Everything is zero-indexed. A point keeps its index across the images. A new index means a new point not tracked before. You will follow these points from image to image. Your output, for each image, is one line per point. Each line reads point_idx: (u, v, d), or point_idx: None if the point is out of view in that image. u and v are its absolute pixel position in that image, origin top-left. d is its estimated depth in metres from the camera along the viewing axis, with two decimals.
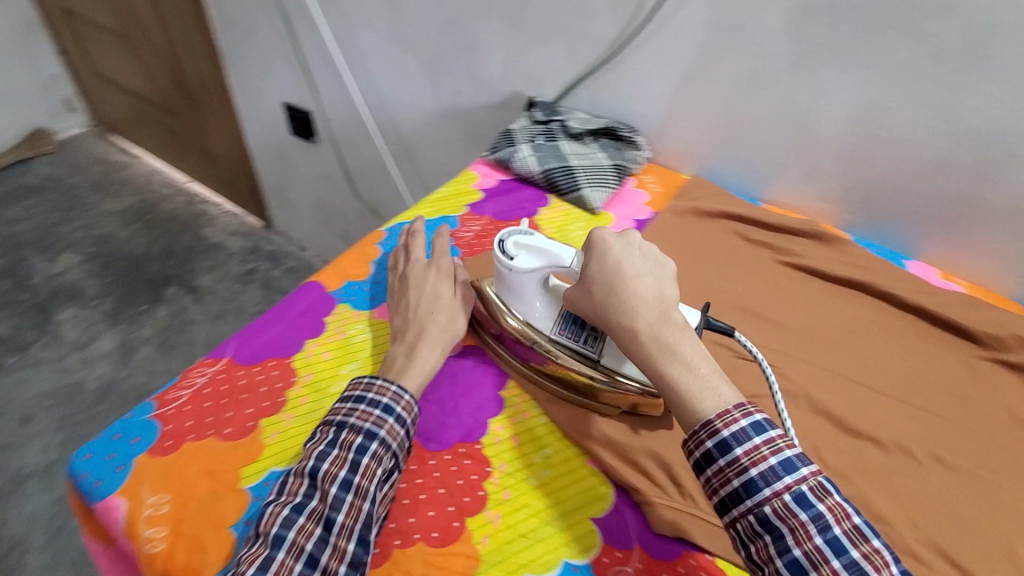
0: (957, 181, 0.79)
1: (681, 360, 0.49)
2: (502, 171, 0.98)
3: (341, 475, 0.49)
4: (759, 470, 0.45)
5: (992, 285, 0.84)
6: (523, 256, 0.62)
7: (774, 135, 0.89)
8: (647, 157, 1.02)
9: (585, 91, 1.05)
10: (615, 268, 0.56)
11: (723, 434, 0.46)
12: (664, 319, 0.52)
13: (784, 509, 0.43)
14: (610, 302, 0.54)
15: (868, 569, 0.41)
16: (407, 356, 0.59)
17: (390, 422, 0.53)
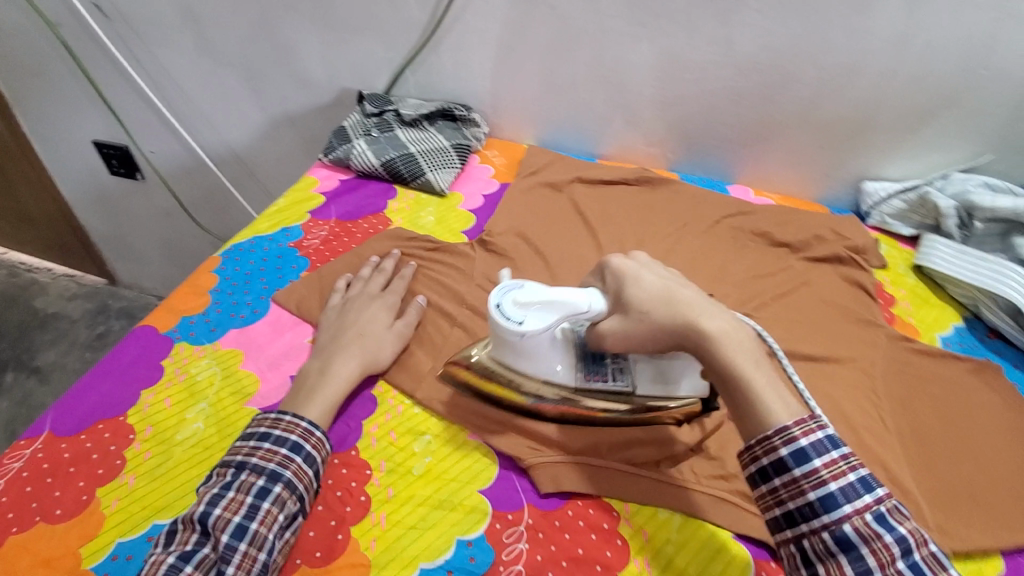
0: (751, 107, 0.88)
1: (755, 363, 0.48)
2: (342, 170, 0.94)
3: (234, 518, 0.46)
4: (807, 440, 0.45)
5: (797, 193, 0.95)
6: (532, 313, 0.53)
7: (593, 92, 0.95)
8: (486, 133, 1.03)
9: (412, 76, 1.04)
10: (666, 288, 0.51)
11: (802, 443, 0.45)
12: (728, 317, 0.50)
13: (866, 530, 0.42)
14: (676, 321, 0.49)
15: (910, 544, 0.42)
16: (322, 372, 0.57)
17: (268, 446, 0.50)
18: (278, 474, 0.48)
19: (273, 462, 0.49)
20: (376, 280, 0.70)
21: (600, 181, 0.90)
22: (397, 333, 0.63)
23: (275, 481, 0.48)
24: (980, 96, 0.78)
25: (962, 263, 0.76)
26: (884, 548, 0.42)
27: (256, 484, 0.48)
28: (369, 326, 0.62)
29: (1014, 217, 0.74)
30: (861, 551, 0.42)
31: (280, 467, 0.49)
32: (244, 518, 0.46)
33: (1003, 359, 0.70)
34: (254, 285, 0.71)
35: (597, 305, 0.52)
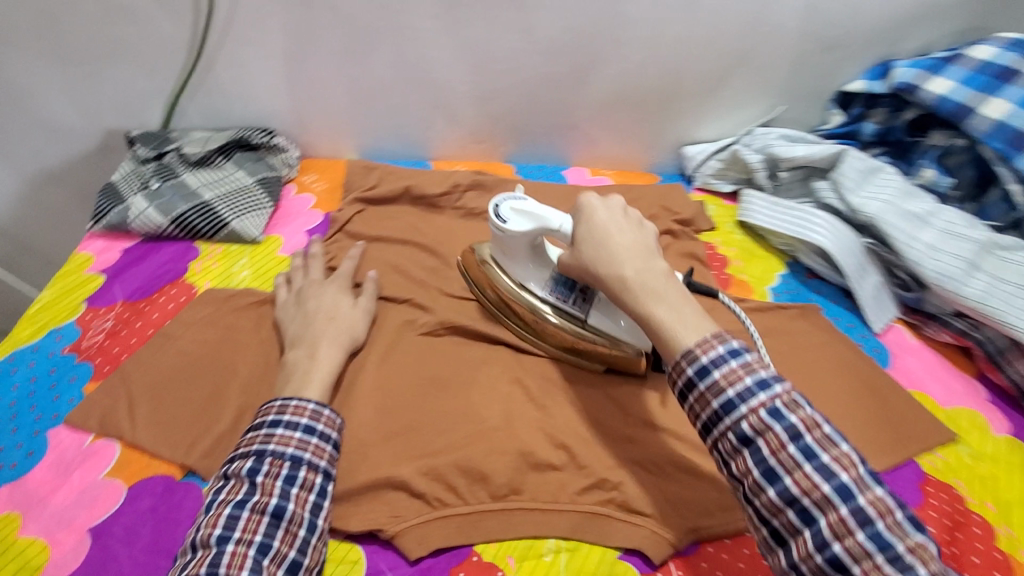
0: (566, 89, 0.86)
1: (664, 300, 0.49)
2: (124, 236, 0.78)
3: (282, 470, 0.49)
4: (736, 391, 0.43)
5: (628, 166, 0.96)
6: (514, 221, 0.62)
7: (405, 95, 0.87)
8: (298, 156, 0.91)
9: (192, 105, 0.88)
10: (604, 229, 0.55)
11: (703, 360, 0.44)
12: (649, 263, 0.52)
13: (760, 424, 0.42)
14: (596, 261, 0.53)
15: (836, 471, 0.40)
16: (312, 357, 0.59)
17: (290, 414, 0.52)
18: (314, 461, 0.50)
19: (312, 451, 0.51)
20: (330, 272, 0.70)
21: (429, 201, 0.83)
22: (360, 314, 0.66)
23: (314, 467, 0.50)
24: (765, 51, 0.82)
25: (779, 216, 0.80)
26: (805, 476, 0.40)
27: (288, 450, 0.50)
28: (337, 312, 0.64)
29: (809, 163, 0.79)
30: (784, 481, 0.40)
31: (312, 421, 0.52)
32: (279, 500, 0.47)
33: (823, 297, 0.75)
34: (23, 421, 0.58)
35: (567, 227, 0.58)
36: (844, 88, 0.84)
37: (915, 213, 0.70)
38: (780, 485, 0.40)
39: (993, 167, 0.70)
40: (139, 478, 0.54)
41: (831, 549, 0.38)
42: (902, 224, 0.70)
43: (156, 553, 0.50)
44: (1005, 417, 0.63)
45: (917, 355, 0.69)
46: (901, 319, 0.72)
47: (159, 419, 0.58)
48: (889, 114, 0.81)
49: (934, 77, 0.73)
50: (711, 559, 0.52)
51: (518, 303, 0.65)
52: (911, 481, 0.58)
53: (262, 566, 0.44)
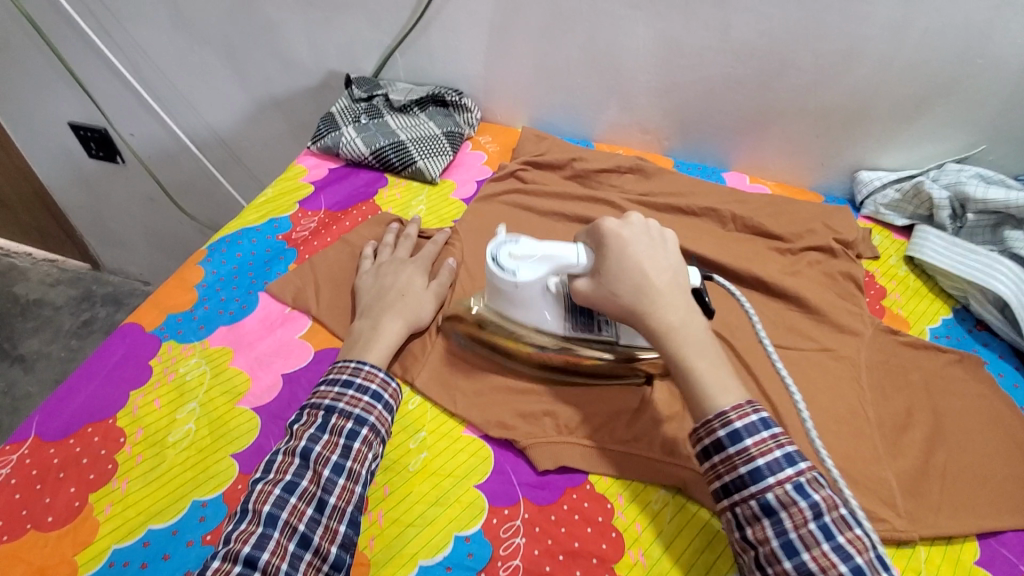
0: (746, 93, 0.87)
1: (704, 354, 0.49)
2: (331, 158, 0.92)
3: (317, 419, 0.51)
4: (764, 459, 0.45)
5: (792, 180, 0.95)
6: (524, 266, 0.56)
7: (587, 77, 0.93)
8: (479, 119, 1.01)
9: (402, 59, 1.01)
10: (638, 263, 0.52)
11: (736, 425, 0.46)
12: (689, 309, 0.51)
13: (785, 496, 0.43)
14: (640, 302, 0.51)
15: (852, 552, 0.42)
16: (374, 328, 0.60)
17: (323, 387, 0.54)
18: (347, 408, 0.52)
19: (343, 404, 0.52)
20: (404, 246, 0.73)
21: (590, 175, 0.90)
22: (432, 293, 0.66)
23: (346, 414, 0.51)
24: (978, 86, 0.78)
25: (953, 255, 0.75)
26: (825, 555, 0.42)
27: (316, 418, 0.51)
28: (408, 287, 0.65)
29: (1005, 209, 0.74)
30: (803, 556, 0.42)
31: (336, 398, 0.52)
32: (309, 442, 0.49)
33: (988, 349, 0.70)
34: (242, 281, 0.71)
35: (582, 259, 0.54)
36: None
37: None
38: (798, 559, 0.42)
39: None
40: (324, 345, 0.64)
41: None
42: None
43: None
44: None
45: None
46: None
47: (341, 303, 0.68)
48: None
49: None
50: None
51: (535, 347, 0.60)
52: None
53: (287, 503, 0.46)
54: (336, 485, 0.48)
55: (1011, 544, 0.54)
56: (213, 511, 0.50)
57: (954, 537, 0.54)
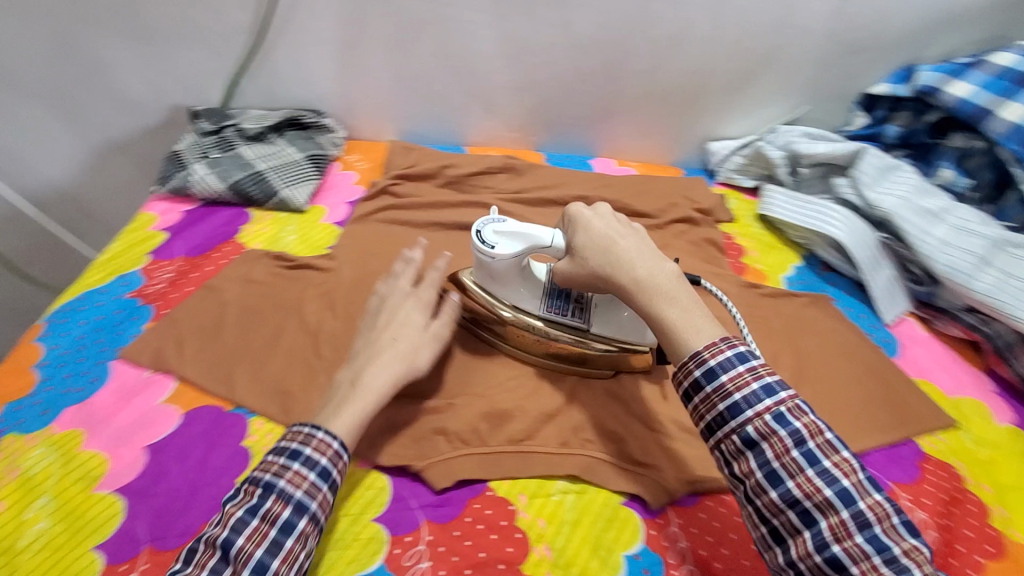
0: (598, 83, 0.91)
1: (675, 302, 0.48)
2: (184, 200, 0.86)
3: (251, 500, 0.46)
4: (742, 394, 0.44)
5: (654, 159, 1.00)
6: (502, 242, 0.57)
7: (445, 83, 0.93)
8: (344, 137, 0.98)
9: (251, 86, 0.96)
10: (605, 235, 0.53)
11: (711, 363, 0.45)
12: (658, 264, 0.50)
13: (765, 428, 0.43)
14: (606, 265, 0.51)
15: (838, 475, 0.41)
16: (352, 382, 0.54)
17: (270, 458, 0.48)
18: (288, 489, 0.46)
19: (272, 490, 0.46)
20: (407, 273, 0.65)
21: (463, 180, 0.90)
22: (432, 334, 0.61)
23: (284, 498, 0.46)
24: (792, 54, 0.86)
25: (795, 208, 0.82)
26: (808, 479, 0.41)
27: (251, 498, 0.46)
28: (402, 328, 0.59)
29: (829, 160, 0.82)
30: (788, 484, 0.42)
31: (277, 475, 0.47)
32: (231, 533, 0.44)
33: (836, 288, 0.78)
34: (90, 351, 0.64)
35: (559, 241, 0.55)
36: (868, 90, 0.86)
37: (930, 210, 0.73)
38: (783, 487, 0.42)
39: (1009, 168, 0.73)
40: (192, 406, 0.60)
41: (830, 548, 0.40)
42: (918, 221, 0.72)
43: (202, 469, 0.54)
44: (1010, 409, 0.65)
45: (925, 347, 0.71)
46: (913, 313, 0.75)
47: (209, 356, 0.64)
48: (913, 117, 0.84)
49: (956, 81, 0.77)
50: (710, 511, 0.54)
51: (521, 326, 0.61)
52: (910, 458, 0.60)
53: None
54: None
55: (870, 462, 0.59)
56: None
57: None
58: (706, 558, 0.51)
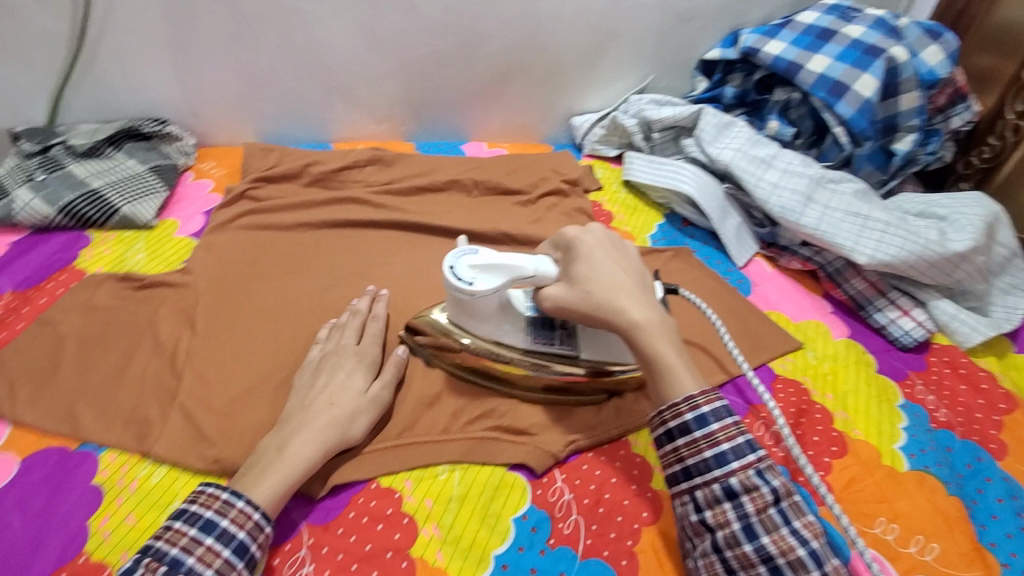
0: (455, 67, 0.91)
1: (674, 343, 0.49)
2: (8, 230, 0.76)
3: (156, 575, 0.40)
4: (729, 445, 0.45)
5: (524, 138, 1.02)
6: (482, 277, 0.51)
7: (299, 79, 0.89)
8: (195, 145, 0.91)
9: (78, 98, 0.87)
10: (604, 267, 0.51)
11: (704, 410, 0.46)
12: (654, 304, 0.50)
13: (747, 481, 0.44)
14: (609, 300, 0.49)
15: (808, 536, 0.43)
16: (279, 448, 0.49)
17: (178, 525, 0.43)
18: (229, 531, 0.43)
19: (198, 555, 0.41)
20: (353, 326, 0.61)
21: (330, 176, 0.87)
22: (373, 399, 0.55)
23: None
24: (632, 27, 0.91)
25: (651, 170, 0.87)
26: (781, 537, 0.42)
27: (154, 574, 0.40)
28: (339, 393, 0.53)
29: (676, 123, 0.88)
30: (763, 540, 0.42)
31: (186, 548, 0.42)
32: None
33: (694, 240, 0.83)
34: None
35: (544, 269, 0.51)
36: (704, 57, 0.96)
37: (759, 157, 0.80)
38: (758, 542, 0.42)
39: (822, 114, 0.85)
40: (31, 451, 0.54)
41: None
42: (751, 168, 0.80)
43: (48, 516, 0.50)
44: (844, 326, 0.74)
45: (772, 281, 0.79)
46: (760, 253, 0.82)
47: (44, 397, 0.57)
48: (744, 78, 0.93)
49: (771, 42, 0.87)
50: (591, 462, 0.56)
51: (501, 360, 0.57)
52: (765, 381, 0.65)
53: None
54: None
55: (727, 393, 0.64)
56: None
57: None
58: (590, 505, 0.53)
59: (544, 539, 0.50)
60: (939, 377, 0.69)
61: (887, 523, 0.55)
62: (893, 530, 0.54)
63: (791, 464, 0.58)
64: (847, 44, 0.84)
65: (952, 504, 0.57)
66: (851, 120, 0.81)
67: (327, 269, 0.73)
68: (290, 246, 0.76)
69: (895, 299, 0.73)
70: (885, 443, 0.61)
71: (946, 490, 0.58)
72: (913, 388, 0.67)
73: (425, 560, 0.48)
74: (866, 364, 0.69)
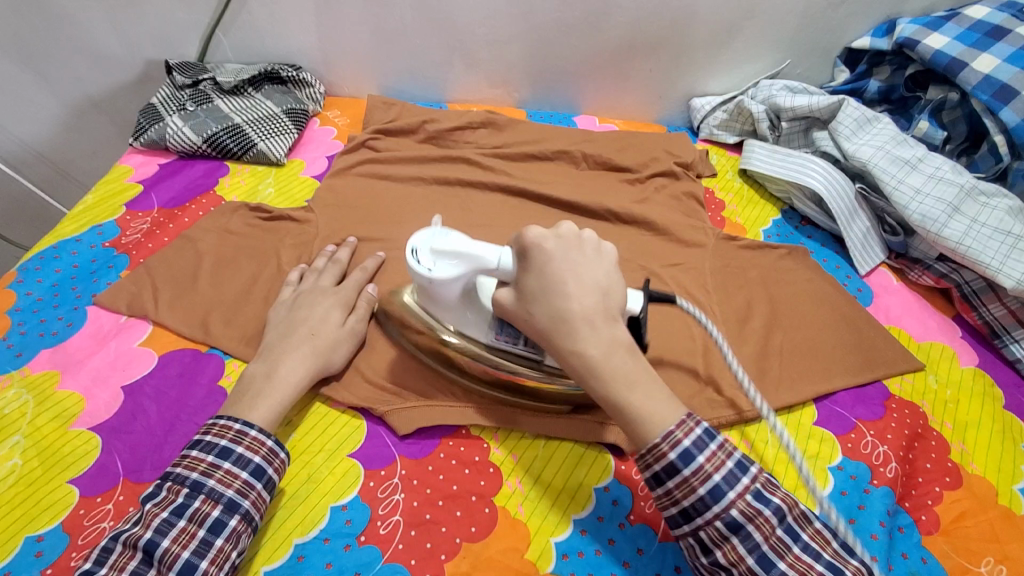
0: (579, 36, 0.90)
1: (635, 386, 0.42)
2: (161, 153, 0.85)
3: (177, 498, 0.43)
4: (720, 475, 0.41)
5: (638, 116, 0.99)
6: (441, 264, 0.49)
7: (425, 36, 0.91)
8: (324, 93, 0.96)
9: (226, 39, 0.94)
10: (560, 276, 0.44)
11: (686, 446, 0.41)
12: (613, 336, 0.43)
13: (749, 508, 0.41)
14: (553, 324, 0.43)
15: (819, 549, 0.41)
16: (268, 374, 0.51)
17: (194, 454, 0.45)
18: (245, 456, 0.46)
19: (218, 478, 0.44)
20: (331, 271, 0.64)
21: (444, 134, 0.89)
22: (352, 331, 0.57)
23: (213, 497, 0.44)
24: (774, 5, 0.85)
25: (777, 160, 0.82)
26: (798, 557, 0.41)
27: (176, 499, 0.43)
28: (320, 324, 0.56)
29: (810, 113, 0.83)
30: (781, 566, 0.40)
31: (204, 473, 0.44)
32: (155, 534, 0.41)
33: (813, 240, 0.78)
34: (65, 297, 0.65)
35: (506, 261, 0.47)
36: (851, 45, 0.88)
37: (904, 159, 0.74)
38: (776, 570, 0.40)
39: (981, 119, 0.76)
40: (168, 349, 0.61)
41: None
42: (892, 169, 0.74)
43: (179, 408, 0.56)
44: (975, 353, 0.67)
45: (896, 295, 0.72)
46: (887, 263, 0.76)
47: (181, 304, 0.64)
48: (893, 72, 0.86)
49: (934, 34, 0.79)
50: None
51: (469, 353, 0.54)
52: (877, 398, 0.61)
53: None
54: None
55: (838, 403, 0.61)
56: (52, 543, 0.47)
57: (794, 406, 0.60)
58: None
59: (624, 514, 0.50)
60: None
61: (995, 564, 0.50)
62: (1002, 572, 0.50)
63: (897, 487, 0.54)
64: (1021, 45, 0.75)
65: None
66: (1016, 129, 0.72)
67: (434, 223, 0.76)
68: (401, 196, 0.79)
69: None
70: (1007, 483, 0.55)
71: None
72: None
73: (507, 511, 0.49)
74: (995, 397, 0.62)
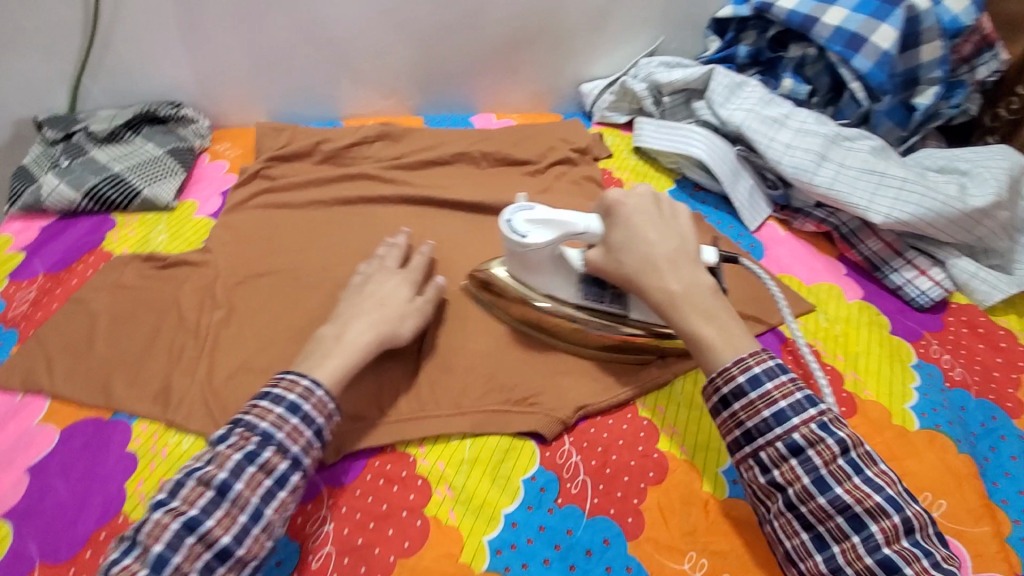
0: (460, 38, 0.90)
1: (711, 318, 0.50)
2: (40, 216, 0.80)
3: (251, 444, 0.46)
4: (788, 402, 0.46)
5: (533, 108, 1.01)
6: (535, 232, 0.55)
7: (306, 56, 0.89)
8: (210, 127, 0.93)
9: (94, 85, 0.89)
10: (641, 224, 0.53)
11: (756, 370, 0.47)
12: (693, 275, 0.51)
13: (813, 435, 0.45)
14: (643, 266, 0.52)
15: (882, 484, 0.44)
16: (338, 336, 0.54)
17: (266, 403, 0.48)
18: (310, 415, 0.48)
19: (286, 432, 0.47)
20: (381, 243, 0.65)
21: (340, 153, 0.88)
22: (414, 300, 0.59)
23: (282, 451, 0.46)
24: None
25: (660, 135, 0.86)
26: (856, 487, 0.44)
27: (247, 446, 0.46)
28: (389, 293, 0.58)
29: (686, 85, 0.87)
30: (837, 491, 0.44)
31: (274, 425, 0.47)
32: (229, 476, 0.44)
33: (705, 205, 0.83)
34: None
35: (594, 227, 0.54)
36: (717, 14, 0.91)
37: (773, 117, 0.79)
38: (832, 493, 0.44)
39: (838, 70, 0.82)
40: (69, 421, 0.58)
41: (881, 551, 0.43)
42: (762, 129, 0.79)
43: (90, 479, 0.54)
44: (860, 288, 0.73)
45: (784, 245, 0.77)
46: (774, 216, 0.81)
47: (79, 372, 0.61)
48: (758, 36, 0.89)
49: None
50: (600, 425, 0.57)
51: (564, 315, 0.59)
52: (774, 344, 0.65)
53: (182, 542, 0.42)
54: (234, 551, 0.43)
55: None
56: None
57: None
58: (597, 467, 0.54)
59: (552, 499, 0.52)
60: (956, 336, 0.68)
61: None
62: None
63: None
64: None
65: (964, 462, 0.57)
66: (869, 74, 0.79)
67: (338, 245, 0.75)
68: (302, 222, 0.78)
69: (912, 258, 0.72)
70: (895, 403, 0.61)
71: (958, 447, 0.58)
72: (929, 348, 0.66)
73: (439, 520, 0.50)
74: (879, 325, 0.68)
